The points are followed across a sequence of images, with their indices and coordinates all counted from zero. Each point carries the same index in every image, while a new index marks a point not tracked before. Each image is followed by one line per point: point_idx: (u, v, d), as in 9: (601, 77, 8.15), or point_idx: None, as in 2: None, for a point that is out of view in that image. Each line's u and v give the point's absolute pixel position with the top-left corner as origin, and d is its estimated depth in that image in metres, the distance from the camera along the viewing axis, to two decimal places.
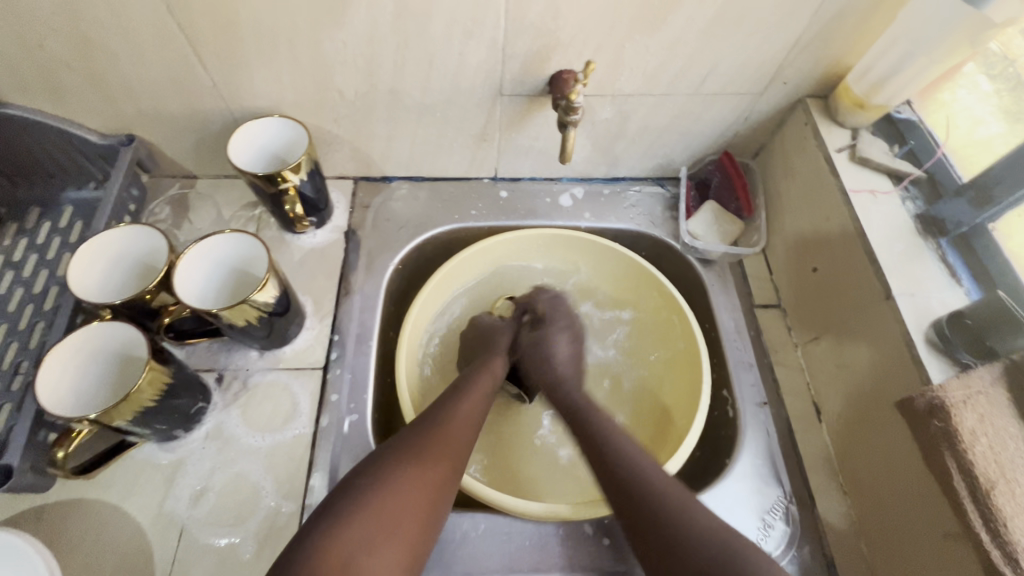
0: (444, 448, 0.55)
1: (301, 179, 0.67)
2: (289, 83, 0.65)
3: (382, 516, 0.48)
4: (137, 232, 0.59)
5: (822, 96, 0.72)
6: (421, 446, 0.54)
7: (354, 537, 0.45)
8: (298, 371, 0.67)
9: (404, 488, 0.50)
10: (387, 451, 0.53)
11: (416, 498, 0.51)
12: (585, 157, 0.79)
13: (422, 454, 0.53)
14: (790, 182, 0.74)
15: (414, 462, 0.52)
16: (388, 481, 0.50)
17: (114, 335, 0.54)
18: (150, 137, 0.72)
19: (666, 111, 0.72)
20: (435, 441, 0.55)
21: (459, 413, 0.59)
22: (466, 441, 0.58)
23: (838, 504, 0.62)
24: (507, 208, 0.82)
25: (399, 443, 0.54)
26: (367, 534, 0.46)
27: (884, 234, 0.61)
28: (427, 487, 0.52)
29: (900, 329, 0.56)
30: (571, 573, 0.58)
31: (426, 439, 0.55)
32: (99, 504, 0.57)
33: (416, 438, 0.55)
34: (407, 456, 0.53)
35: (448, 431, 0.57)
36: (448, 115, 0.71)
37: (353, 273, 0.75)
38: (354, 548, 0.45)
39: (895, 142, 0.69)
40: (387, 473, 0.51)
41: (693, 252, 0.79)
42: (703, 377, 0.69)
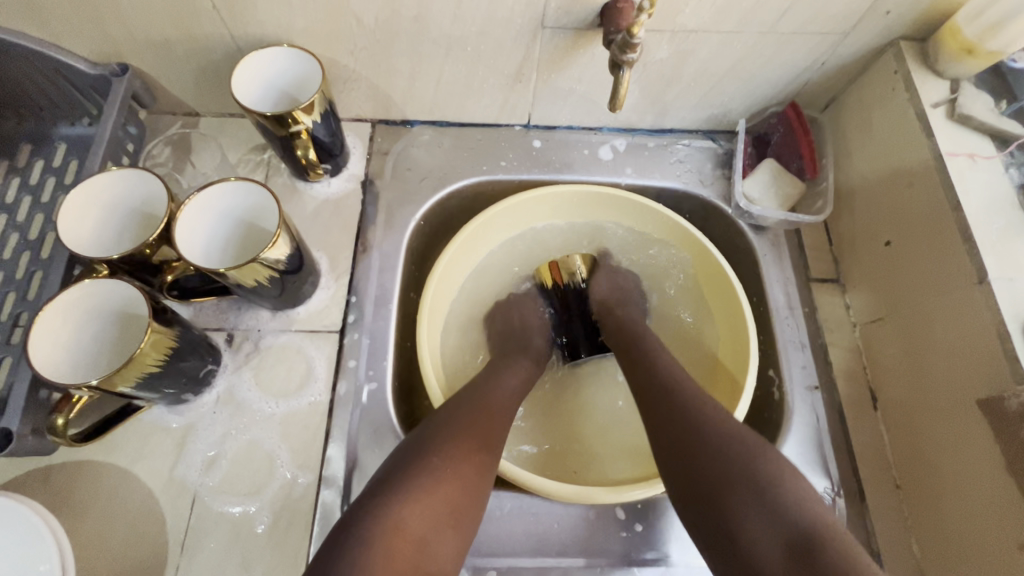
0: (487, 426, 0.53)
1: (313, 122, 0.59)
2: (298, 6, 0.56)
3: (438, 500, 0.46)
4: (132, 176, 0.53)
5: (918, 39, 0.62)
6: (467, 426, 0.52)
7: (417, 519, 0.44)
8: (313, 334, 0.62)
9: (458, 468, 0.48)
10: (432, 430, 0.51)
11: (469, 481, 0.48)
12: (632, 105, 0.70)
13: (467, 432, 0.51)
14: (867, 140, 0.65)
15: (460, 441, 0.50)
16: (438, 460, 0.48)
17: (113, 293, 0.49)
18: (146, 67, 0.64)
19: (731, 52, 0.62)
20: (480, 421, 0.53)
21: (496, 394, 0.57)
22: (505, 423, 0.56)
23: (889, 499, 0.58)
24: (540, 160, 0.74)
25: (445, 422, 0.52)
26: (428, 515, 0.44)
27: (981, 207, 0.53)
28: (472, 469, 0.49)
29: (993, 319, 0.49)
30: (599, 559, 0.55)
31: (473, 418, 0.53)
32: (107, 467, 0.55)
33: (462, 417, 0.53)
34: (454, 434, 0.50)
35: (489, 412, 0.55)
36: (480, 50, 0.62)
37: (371, 227, 0.68)
38: (417, 526, 0.43)
39: (1002, 97, 0.59)
40: (442, 452, 0.48)
41: (746, 217, 0.71)
42: (750, 356, 0.63)
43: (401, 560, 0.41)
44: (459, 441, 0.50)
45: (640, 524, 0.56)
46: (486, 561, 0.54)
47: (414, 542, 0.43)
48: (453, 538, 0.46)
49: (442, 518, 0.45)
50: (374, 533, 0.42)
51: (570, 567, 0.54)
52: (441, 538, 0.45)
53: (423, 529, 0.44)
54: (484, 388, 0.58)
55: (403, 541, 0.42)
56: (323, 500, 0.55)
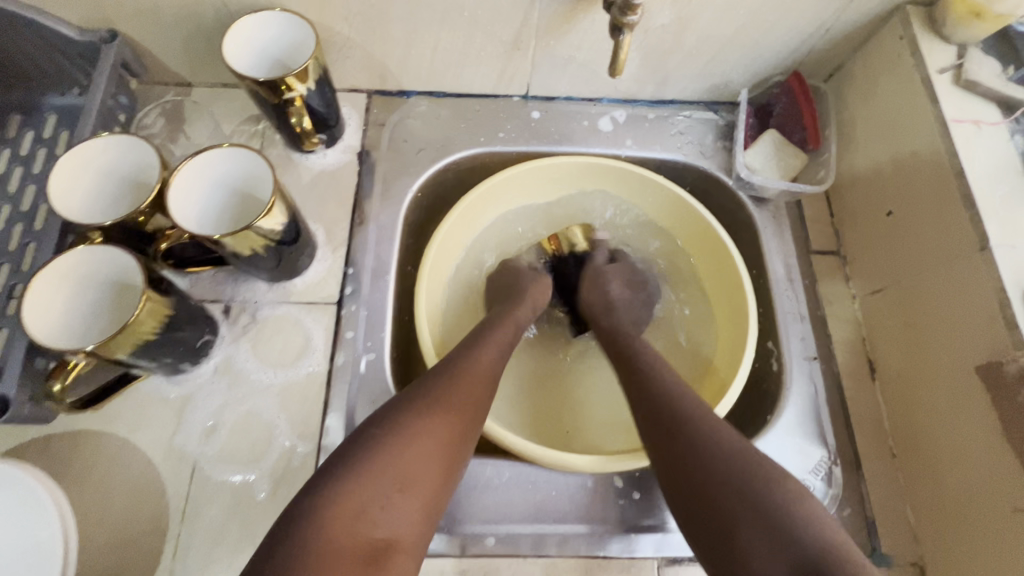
0: (462, 399, 0.50)
1: (308, 89, 0.58)
2: None
3: (396, 475, 0.44)
4: (125, 143, 0.52)
5: (925, 4, 0.60)
6: (438, 399, 0.49)
7: (367, 495, 0.42)
8: (310, 305, 0.62)
9: (410, 437, 0.46)
10: (400, 403, 0.48)
11: (433, 455, 0.46)
12: (633, 73, 0.69)
13: (424, 401, 0.48)
14: (871, 109, 0.64)
15: (426, 415, 0.47)
16: (401, 435, 0.46)
17: (107, 261, 0.49)
18: (136, 34, 0.63)
19: (735, 17, 0.61)
20: (455, 393, 0.50)
21: (466, 358, 0.54)
22: (486, 395, 0.53)
23: (884, 467, 0.58)
24: (539, 131, 0.73)
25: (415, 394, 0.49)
26: (381, 492, 0.43)
27: (985, 174, 0.53)
28: (440, 442, 0.47)
29: (993, 286, 0.49)
30: (596, 527, 0.55)
31: (445, 390, 0.50)
32: (106, 437, 0.55)
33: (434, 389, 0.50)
34: (421, 408, 0.48)
35: (456, 376, 0.51)
36: (477, 16, 0.60)
37: (367, 200, 0.68)
38: (366, 504, 0.42)
39: (1010, 63, 0.58)
40: (404, 426, 0.46)
41: (747, 189, 0.70)
42: (749, 327, 0.63)
43: (345, 535, 0.40)
44: (427, 414, 0.48)
45: (638, 492, 0.57)
46: (486, 527, 0.55)
47: (356, 516, 0.41)
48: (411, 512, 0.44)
49: (388, 490, 0.43)
50: (319, 508, 0.41)
51: (568, 533, 0.55)
52: (397, 513, 0.43)
53: (365, 502, 0.42)
54: (456, 353, 0.55)
55: (349, 517, 0.41)
56: (322, 468, 0.55)
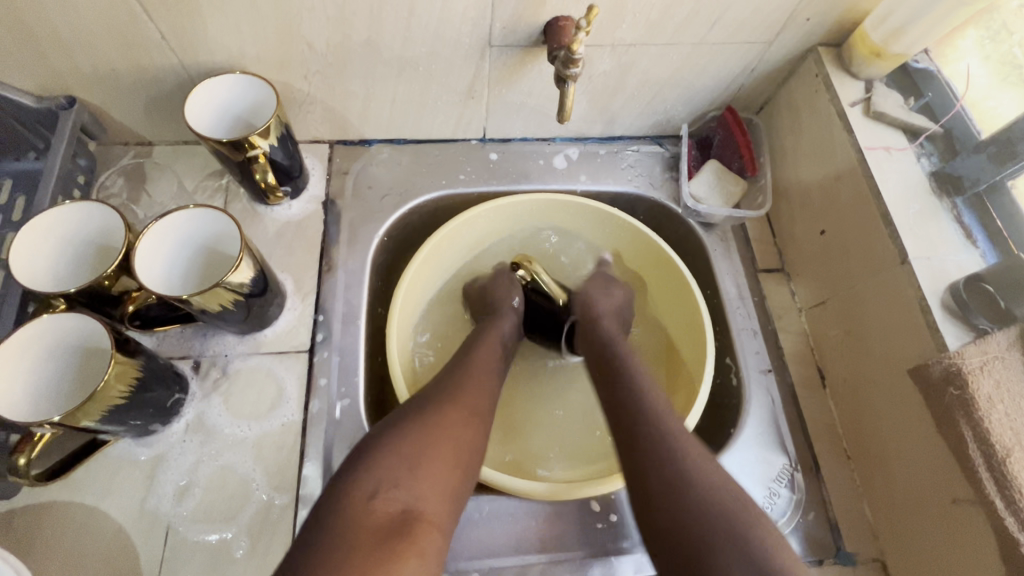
0: (463, 396, 0.53)
1: (270, 145, 0.60)
2: (249, 35, 0.57)
3: (408, 456, 0.46)
4: (89, 210, 0.52)
5: (834, 44, 0.67)
6: (438, 399, 0.52)
7: (380, 476, 0.45)
8: (281, 355, 0.62)
9: (423, 431, 0.49)
10: (402, 408, 0.51)
11: (444, 440, 0.49)
12: (581, 115, 0.74)
13: (431, 400, 0.52)
14: (798, 137, 0.70)
15: (427, 412, 0.50)
16: (409, 427, 0.48)
17: (72, 328, 0.48)
18: (94, 99, 0.64)
19: (670, 62, 0.66)
20: (457, 390, 0.54)
21: (471, 366, 0.58)
22: (487, 384, 0.57)
23: (842, 469, 0.62)
24: (497, 172, 0.76)
25: (417, 401, 0.52)
26: (394, 474, 0.45)
27: (899, 194, 0.59)
28: (451, 429, 0.50)
29: (915, 294, 0.54)
30: (578, 553, 0.57)
31: (447, 390, 0.54)
32: (72, 507, 0.53)
33: (437, 390, 0.54)
34: (428, 405, 0.51)
35: (465, 378, 0.56)
36: (432, 69, 0.64)
37: (334, 246, 0.69)
38: (381, 486, 0.44)
39: (910, 94, 0.65)
40: (407, 422, 0.49)
41: (694, 216, 0.75)
42: (708, 345, 0.66)
43: (364, 515, 0.42)
44: (432, 408, 0.51)
45: (615, 514, 0.59)
46: (469, 564, 0.55)
47: (368, 496, 0.43)
48: (428, 490, 0.46)
49: (399, 470, 0.45)
50: (335, 500, 0.43)
51: (551, 562, 0.56)
52: (416, 491, 0.45)
53: (376, 483, 0.44)
54: (459, 366, 0.58)
55: (364, 499, 0.43)
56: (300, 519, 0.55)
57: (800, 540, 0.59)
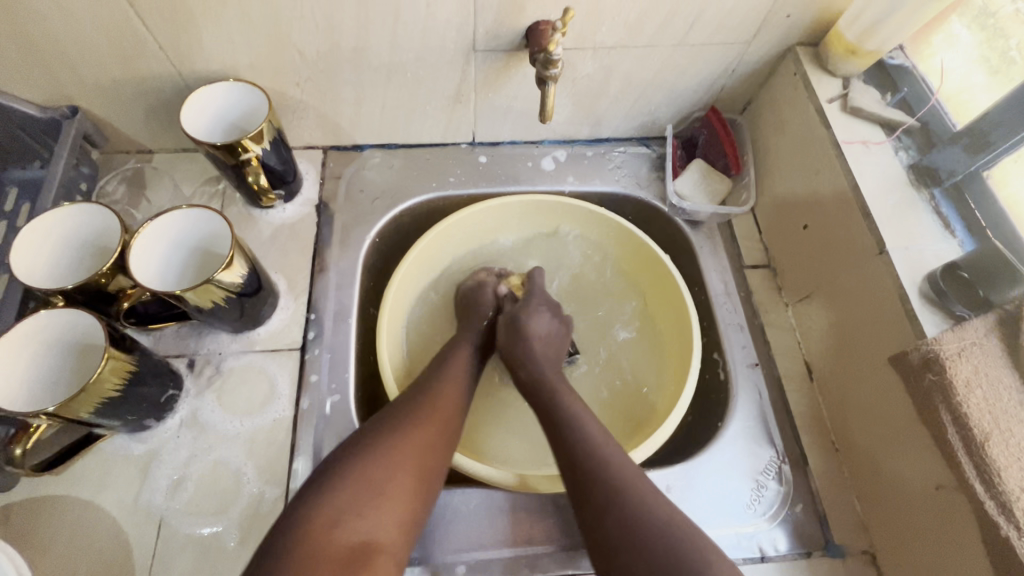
0: (431, 420, 0.54)
1: (263, 149, 0.62)
2: (243, 44, 0.60)
3: (368, 485, 0.47)
4: (89, 212, 0.55)
5: (811, 44, 0.69)
6: (405, 420, 0.53)
7: (340, 506, 0.45)
8: (275, 352, 0.64)
9: (390, 454, 0.49)
10: (367, 431, 0.51)
11: (408, 467, 0.50)
12: (567, 117, 0.76)
13: (399, 422, 0.53)
14: (780, 134, 0.72)
15: (394, 435, 0.51)
16: (372, 455, 0.49)
17: (71, 325, 0.50)
18: (96, 109, 0.67)
19: (651, 64, 0.68)
20: (423, 411, 0.55)
21: (440, 385, 0.58)
22: (452, 406, 0.57)
23: (829, 461, 0.62)
24: (486, 174, 0.78)
25: (383, 420, 0.53)
26: (356, 502, 0.46)
27: (876, 186, 0.60)
28: (415, 454, 0.51)
29: (894, 283, 0.55)
30: (564, 545, 0.57)
31: (412, 414, 0.54)
32: (69, 501, 0.55)
33: (405, 410, 0.54)
34: (395, 426, 0.52)
35: (434, 399, 0.56)
36: (419, 75, 0.66)
37: (327, 248, 0.71)
38: (342, 513, 0.45)
39: (887, 91, 0.66)
40: (373, 446, 0.50)
41: (680, 213, 0.76)
42: (695, 340, 0.67)
43: (325, 544, 0.43)
44: (399, 432, 0.51)
45: None
46: (456, 556, 0.56)
47: (329, 525, 0.44)
48: (387, 517, 0.47)
49: (361, 497, 0.46)
50: (296, 526, 0.44)
51: (537, 554, 0.57)
52: (376, 519, 0.46)
53: (338, 511, 0.45)
54: (429, 384, 0.58)
55: (326, 527, 0.44)
56: None
57: (788, 532, 0.59)
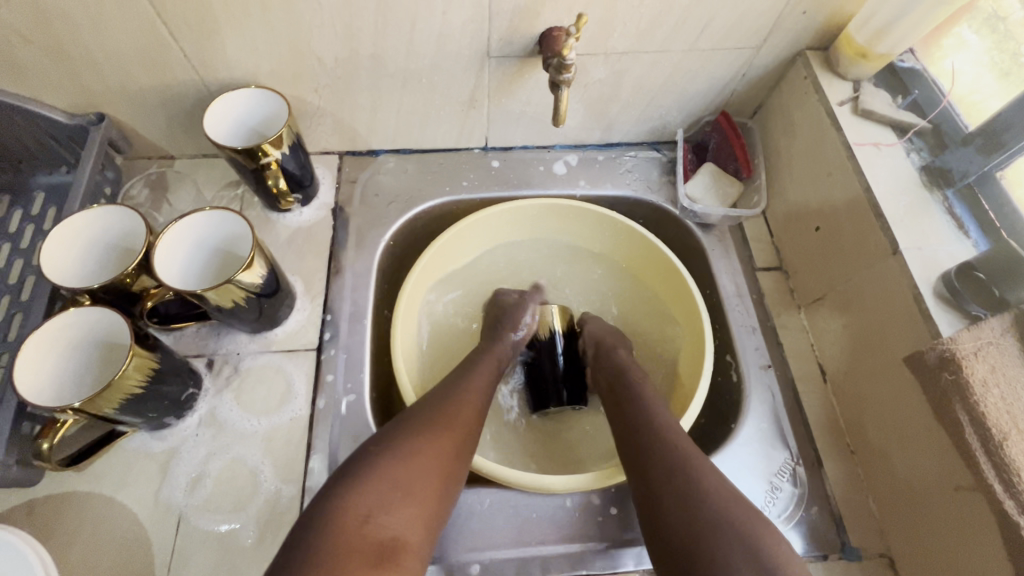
0: (457, 423, 0.54)
1: (283, 154, 0.64)
2: (264, 52, 0.62)
3: (396, 482, 0.47)
4: (116, 214, 0.56)
5: (821, 48, 0.70)
6: (433, 421, 0.53)
7: (371, 501, 0.45)
8: (291, 353, 0.65)
9: (419, 453, 0.50)
10: (397, 429, 0.52)
11: (435, 467, 0.50)
12: (579, 122, 0.77)
13: (429, 422, 0.53)
14: (790, 138, 0.72)
15: (423, 433, 0.51)
16: (400, 453, 0.49)
17: (98, 323, 0.52)
18: (121, 115, 0.69)
19: (662, 69, 0.69)
20: (452, 413, 0.55)
21: (468, 389, 0.59)
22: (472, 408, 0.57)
23: (845, 464, 0.62)
24: (499, 178, 0.79)
25: (412, 419, 0.53)
26: (387, 498, 0.46)
27: (889, 188, 0.60)
28: (443, 455, 0.51)
29: (909, 284, 0.55)
30: (578, 546, 0.57)
31: (435, 414, 0.54)
32: (90, 497, 0.56)
33: (433, 411, 0.54)
34: (424, 426, 0.52)
35: (461, 402, 0.57)
36: (435, 81, 0.67)
37: (343, 251, 0.72)
38: (375, 508, 0.45)
39: (898, 93, 0.67)
40: (404, 444, 0.50)
41: (692, 216, 0.77)
42: (707, 341, 0.67)
43: (356, 537, 0.43)
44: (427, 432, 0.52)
45: (616, 507, 0.59)
46: (469, 556, 0.56)
47: (361, 519, 0.44)
48: (414, 517, 0.47)
49: (393, 494, 0.46)
50: (328, 518, 0.43)
51: (551, 554, 0.57)
52: (406, 516, 0.46)
53: (370, 505, 0.45)
54: (456, 387, 0.59)
55: (358, 521, 0.44)
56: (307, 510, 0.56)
57: (804, 535, 0.58)
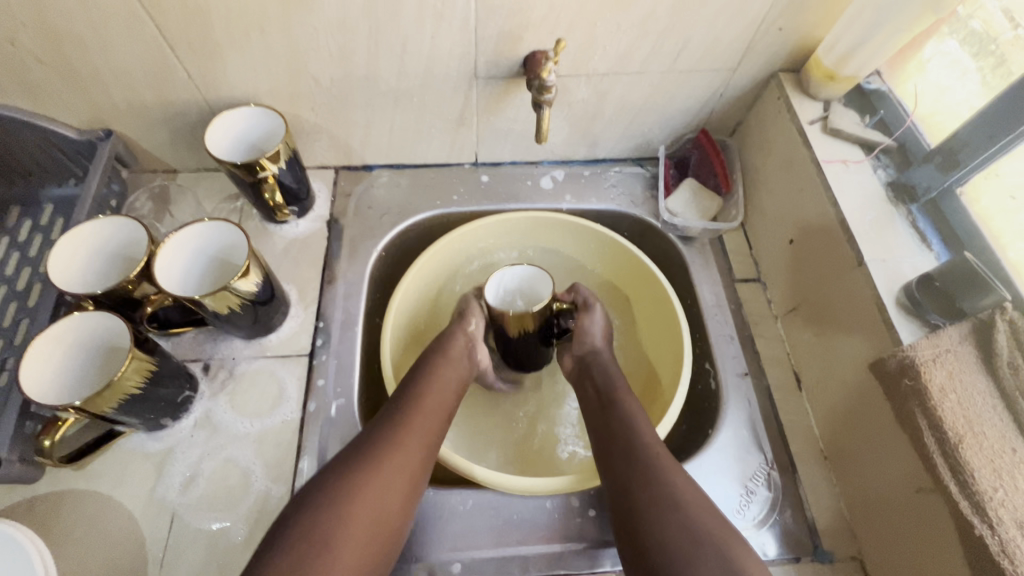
0: (393, 458, 0.52)
1: (280, 168, 0.67)
2: (264, 72, 0.65)
3: (320, 537, 0.46)
4: (120, 224, 0.60)
5: (794, 70, 0.73)
6: (365, 460, 0.51)
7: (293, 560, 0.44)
8: (284, 358, 0.67)
9: (345, 502, 0.48)
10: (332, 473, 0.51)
11: (364, 513, 0.48)
12: (564, 139, 0.80)
13: (360, 463, 0.51)
14: (766, 155, 0.75)
15: (352, 477, 0.50)
16: (324, 504, 0.48)
17: (100, 327, 0.55)
18: (128, 131, 0.72)
19: (642, 89, 0.73)
20: (387, 448, 0.53)
21: (410, 416, 0.57)
22: (437, 423, 0.58)
23: (818, 469, 0.64)
24: (488, 193, 0.83)
25: (346, 460, 0.52)
26: (309, 554, 0.45)
27: (855, 202, 0.63)
28: (374, 498, 0.49)
29: (872, 293, 0.57)
30: (556, 547, 0.59)
31: (369, 451, 0.52)
32: (88, 495, 0.58)
33: (366, 449, 0.53)
34: (355, 468, 0.51)
35: (400, 432, 0.55)
36: (425, 100, 0.71)
37: (336, 261, 0.75)
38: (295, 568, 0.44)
39: (866, 113, 0.71)
40: (330, 492, 0.49)
41: (673, 229, 0.79)
42: (686, 349, 0.69)
43: None
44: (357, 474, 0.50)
45: (594, 509, 0.61)
46: (451, 555, 0.58)
47: None
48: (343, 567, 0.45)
49: (316, 550, 0.45)
50: None
51: (530, 554, 0.59)
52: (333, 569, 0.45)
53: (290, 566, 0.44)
54: (396, 415, 0.57)
55: None
56: None
57: (777, 538, 0.60)
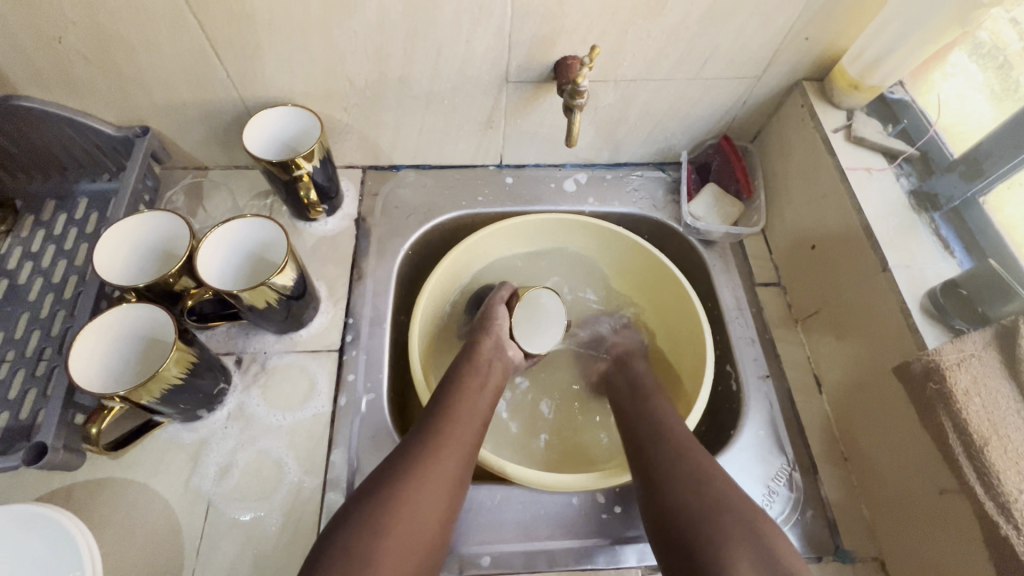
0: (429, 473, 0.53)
1: (314, 167, 0.69)
2: (301, 73, 0.67)
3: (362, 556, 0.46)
4: (162, 219, 0.61)
5: (817, 79, 0.75)
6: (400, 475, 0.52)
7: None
8: (314, 353, 0.69)
9: (382, 521, 0.48)
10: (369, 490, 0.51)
11: (401, 531, 0.49)
12: (589, 142, 0.81)
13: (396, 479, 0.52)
14: (787, 161, 0.77)
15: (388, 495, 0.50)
16: (362, 524, 0.48)
17: (143, 319, 0.56)
18: (163, 128, 0.74)
19: (668, 95, 0.74)
20: (422, 463, 0.53)
21: (443, 430, 0.57)
22: (471, 434, 0.58)
23: (838, 471, 0.65)
24: (512, 194, 0.84)
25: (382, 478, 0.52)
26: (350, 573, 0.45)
27: (879, 209, 0.64)
28: (410, 515, 0.50)
29: (896, 299, 0.59)
30: (582, 543, 0.60)
31: (404, 467, 0.53)
32: (125, 483, 0.59)
33: (400, 466, 0.53)
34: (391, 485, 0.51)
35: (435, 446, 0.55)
36: (455, 102, 0.73)
37: (364, 259, 0.76)
38: None
39: (889, 122, 0.72)
40: (367, 513, 0.49)
41: (695, 233, 0.80)
42: (709, 350, 0.70)
43: None
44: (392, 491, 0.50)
45: (619, 506, 0.62)
46: (479, 548, 0.59)
47: None
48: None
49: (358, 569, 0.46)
50: None
51: (557, 549, 0.60)
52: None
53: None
54: (430, 429, 0.57)
55: None
56: (329, 501, 0.60)
57: (799, 537, 0.61)
